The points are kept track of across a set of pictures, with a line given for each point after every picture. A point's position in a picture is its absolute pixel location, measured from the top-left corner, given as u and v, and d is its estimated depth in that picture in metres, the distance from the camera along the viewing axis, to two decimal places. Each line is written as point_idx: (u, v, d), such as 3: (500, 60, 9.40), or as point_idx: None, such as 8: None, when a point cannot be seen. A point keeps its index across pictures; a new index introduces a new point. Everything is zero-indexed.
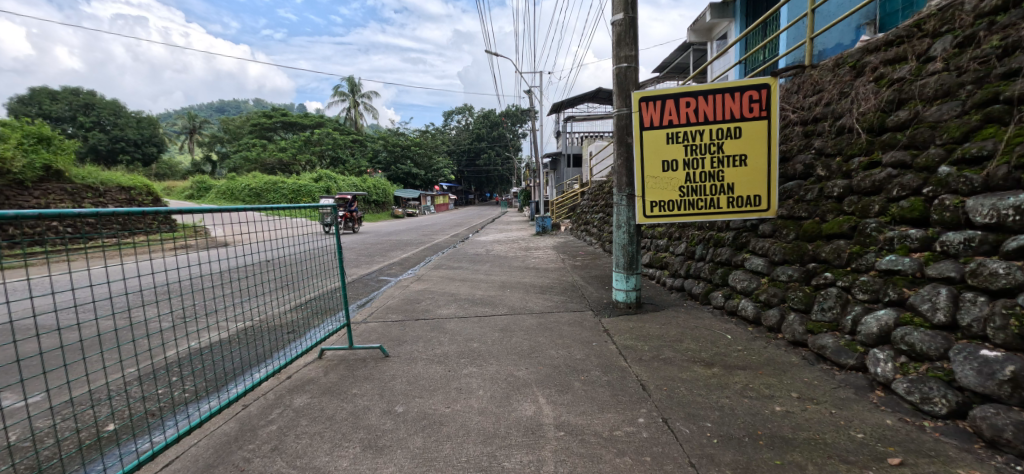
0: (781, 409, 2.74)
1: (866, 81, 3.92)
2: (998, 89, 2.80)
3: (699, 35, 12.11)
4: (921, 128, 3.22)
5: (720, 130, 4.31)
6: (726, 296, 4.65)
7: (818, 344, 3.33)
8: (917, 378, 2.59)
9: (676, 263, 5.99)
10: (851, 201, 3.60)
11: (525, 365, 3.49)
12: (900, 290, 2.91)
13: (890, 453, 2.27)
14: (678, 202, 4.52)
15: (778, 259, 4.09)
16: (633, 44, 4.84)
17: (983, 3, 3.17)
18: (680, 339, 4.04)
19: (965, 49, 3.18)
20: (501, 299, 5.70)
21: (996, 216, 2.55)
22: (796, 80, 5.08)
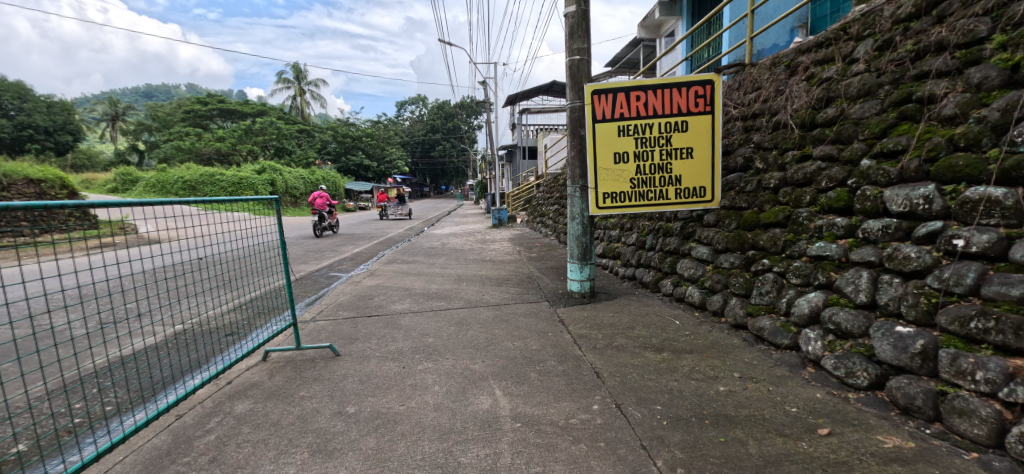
0: (724, 389, 2.90)
1: (799, 79, 4.19)
2: (911, 89, 3.07)
3: (649, 32, 12.46)
4: (846, 124, 3.48)
5: (668, 123, 4.45)
6: (675, 283, 4.86)
7: (757, 326, 3.55)
8: (843, 354, 2.82)
9: (628, 253, 6.19)
10: (785, 192, 3.84)
11: (480, 358, 3.48)
12: (828, 274, 3.15)
13: (821, 424, 2.46)
14: (629, 193, 4.63)
15: (721, 247, 4.31)
16: (584, 37, 4.90)
17: (899, 11, 3.46)
18: (632, 326, 4.18)
19: (883, 52, 3.45)
20: (457, 293, 5.65)
21: (908, 205, 2.78)
22: (737, 77, 5.35)
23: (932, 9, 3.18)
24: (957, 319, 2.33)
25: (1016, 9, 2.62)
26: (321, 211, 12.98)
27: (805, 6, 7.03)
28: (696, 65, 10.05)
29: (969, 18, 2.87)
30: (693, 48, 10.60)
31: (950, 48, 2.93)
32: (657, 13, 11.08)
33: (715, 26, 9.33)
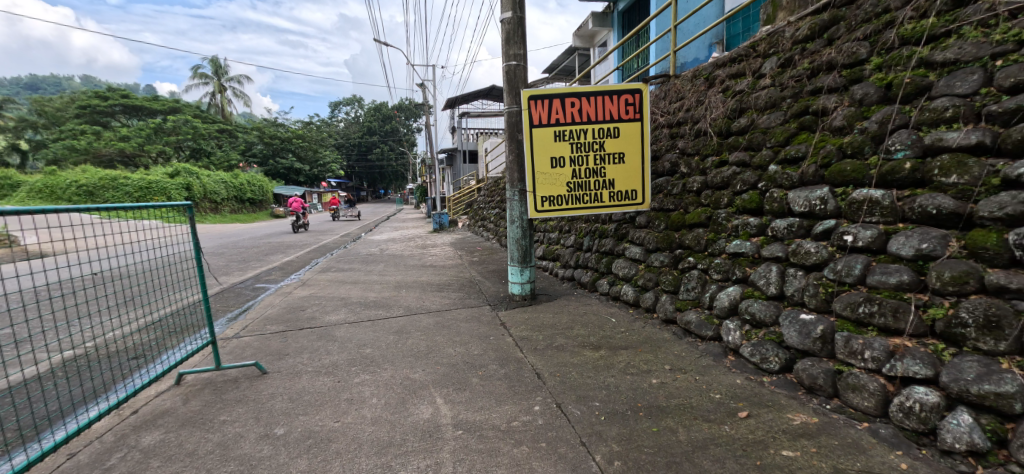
0: (656, 381, 3.06)
1: (716, 91, 4.54)
2: (808, 103, 3.43)
3: (584, 42, 12.92)
4: (756, 132, 3.81)
5: (601, 129, 4.63)
6: (610, 282, 5.06)
7: (684, 320, 3.79)
8: (758, 341, 3.09)
9: (567, 255, 6.35)
10: (707, 194, 4.14)
11: (421, 366, 3.41)
12: (744, 269, 3.43)
13: (740, 407, 2.67)
14: (566, 197, 4.74)
15: (652, 247, 4.55)
16: (520, 43, 4.98)
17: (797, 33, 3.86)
18: (571, 326, 4.29)
19: (785, 69, 3.83)
20: (396, 300, 5.50)
21: (808, 206, 3.10)
22: (663, 88, 5.69)
23: (823, 32, 3.56)
24: (849, 306, 2.63)
25: (888, 36, 3.01)
26: (297, 212, 16.25)
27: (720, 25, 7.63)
28: (627, 75, 10.55)
29: (852, 42, 3.25)
30: (624, 58, 11.13)
31: (838, 67, 3.31)
32: (590, 24, 11.52)
33: (643, 38, 9.87)
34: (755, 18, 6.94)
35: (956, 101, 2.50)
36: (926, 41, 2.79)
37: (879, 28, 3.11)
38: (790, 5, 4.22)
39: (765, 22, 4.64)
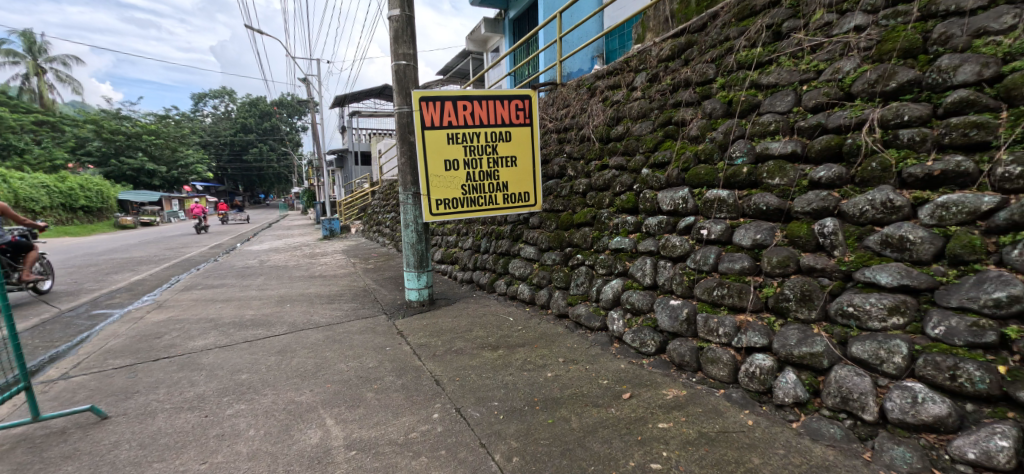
0: (551, 374, 3.21)
1: (597, 100, 4.91)
2: (671, 114, 3.87)
3: (478, 45, 13.07)
4: (631, 139, 4.20)
5: (493, 133, 4.71)
6: (507, 282, 5.18)
7: (575, 313, 4.03)
8: (637, 328, 3.40)
9: (465, 258, 6.37)
10: (591, 195, 4.45)
11: (308, 387, 3.15)
12: (624, 263, 3.76)
13: (625, 389, 2.92)
14: (461, 200, 4.71)
15: (544, 246, 4.76)
16: (410, 42, 4.86)
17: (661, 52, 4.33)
18: (470, 328, 4.31)
19: (653, 83, 4.28)
20: (278, 317, 5.01)
21: (673, 204, 3.49)
22: (551, 95, 5.98)
23: (681, 53, 4.05)
24: (706, 291, 3.02)
25: (729, 60, 3.52)
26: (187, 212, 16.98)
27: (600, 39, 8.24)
28: (518, 81, 10.89)
29: (703, 63, 3.74)
30: (515, 64, 11.46)
31: (693, 84, 3.78)
32: (482, 29, 11.66)
33: (534, 45, 10.26)
34: (629, 37, 7.64)
35: (777, 117, 3.02)
36: (756, 66, 3.32)
37: (722, 53, 3.63)
38: (656, 27, 4.72)
39: (636, 40, 5.13)
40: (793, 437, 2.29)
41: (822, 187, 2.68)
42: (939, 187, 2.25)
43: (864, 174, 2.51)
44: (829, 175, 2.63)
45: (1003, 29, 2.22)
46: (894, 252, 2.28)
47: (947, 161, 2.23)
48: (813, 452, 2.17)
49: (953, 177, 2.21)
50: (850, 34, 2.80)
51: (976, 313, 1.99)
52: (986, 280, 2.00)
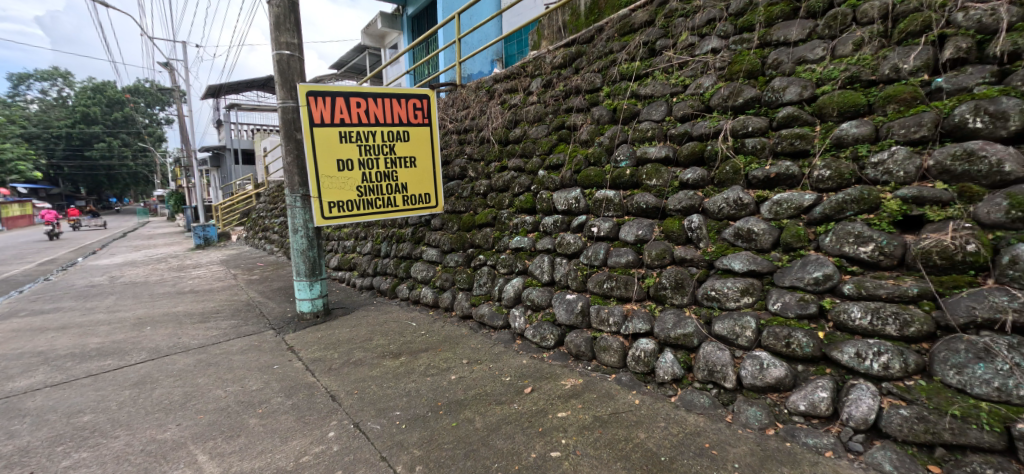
0: (455, 377, 3.20)
1: (495, 103, 5.01)
2: (564, 119, 4.08)
3: (371, 41, 12.40)
4: (528, 142, 4.35)
5: (391, 132, 4.47)
6: (410, 287, 5.05)
7: (479, 313, 4.06)
8: (537, 323, 3.54)
9: (364, 263, 6.06)
10: (491, 196, 4.52)
11: (176, 420, 2.76)
12: (524, 261, 3.89)
13: (526, 384, 3.02)
14: (357, 202, 4.38)
15: (447, 248, 4.72)
16: (294, 32, 4.49)
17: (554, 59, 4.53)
18: (370, 337, 4.12)
19: (547, 89, 4.46)
20: (137, 342, 4.31)
21: (567, 204, 3.69)
22: (451, 96, 5.94)
23: (572, 62, 4.28)
24: (598, 284, 3.25)
25: (613, 70, 3.81)
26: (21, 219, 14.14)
27: (499, 43, 8.41)
28: (419, 79, 10.64)
29: (592, 72, 4.00)
30: (414, 62, 11.19)
31: (583, 92, 4.02)
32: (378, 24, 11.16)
33: (432, 44, 10.12)
34: (526, 43, 7.87)
35: (653, 125, 3.35)
36: (636, 78, 3.63)
37: (607, 64, 3.91)
38: (550, 35, 4.93)
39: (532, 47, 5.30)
40: (672, 410, 2.57)
41: (690, 187, 3.04)
42: (775, 187, 2.68)
43: (721, 176, 2.89)
44: (695, 177, 2.99)
45: (818, 58, 2.70)
46: (744, 243, 2.66)
47: (780, 166, 2.65)
48: (688, 422, 2.45)
49: (784, 179, 2.63)
50: (708, 55, 3.22)
51: (802, 290, 2.39)
52: (808, 262, 2.40)
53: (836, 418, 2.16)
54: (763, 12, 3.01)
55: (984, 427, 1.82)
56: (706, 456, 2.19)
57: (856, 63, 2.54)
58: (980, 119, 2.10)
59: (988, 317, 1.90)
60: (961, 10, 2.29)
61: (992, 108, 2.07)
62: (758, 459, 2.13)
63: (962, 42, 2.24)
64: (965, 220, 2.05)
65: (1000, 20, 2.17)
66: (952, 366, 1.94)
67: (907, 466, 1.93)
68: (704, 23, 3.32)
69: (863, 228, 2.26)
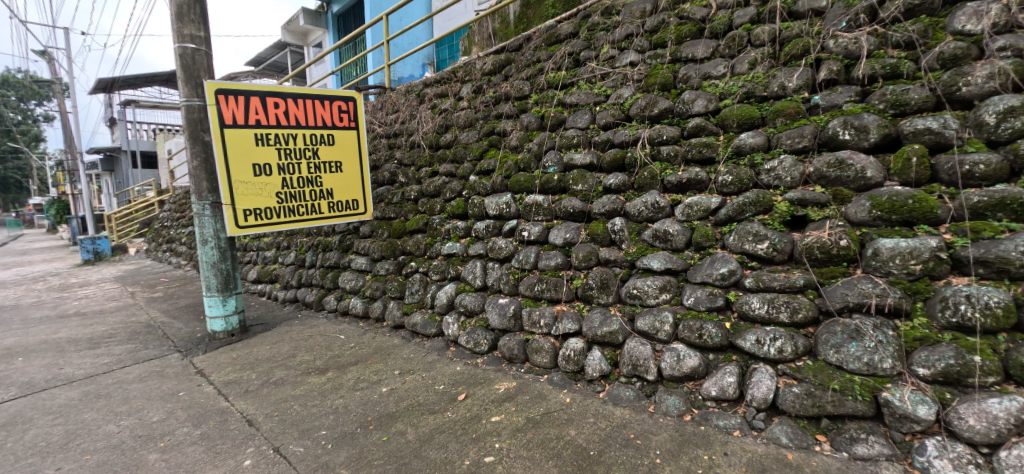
0: (386, 389, 3.10)
1: (426, 108, 4.95)
2: (494, 125, 4.13)
3: (298, 38, 11.41)
4: (459, 147, 4.34)
5: (313, 135, 4.16)
6: (338, 298, 4.82)
7: (411, 322, 3.97)
8: (471, 329, 3.54)
9: (286, 274, 5.69)
10: (423, 202, 4.45)
11: (55, 464, 2.42)
12: (456, 267, 3.86)
13: (460, 391, 3.00)
14: (276, 210, 4.04)
15: (377, 256, 4.57)
16: (199, 23, 4.12)
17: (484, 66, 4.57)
18: (293, 353, 3.88)
19: (477, 95, 4.49)
20: (5, 376, 3.71)
21: (498, 209, 3.73)
22: (380, 99, 5.77)
23: (501, 69, 4.35)
24: (529, 287, 3.32)
25: (541, 79, 3.91)
26: None
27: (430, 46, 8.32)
28: (346, 80, 10.23)
29: (520, 80, 4.09)
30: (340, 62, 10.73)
31: (512, 99, 4.10)
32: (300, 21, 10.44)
33: (360, 45, 9.77)
34: (458, 48, 7.86)
35: (578, 132, 3.49)
36: (562, 87, 3.76)
37: (535, 72, 4.01)
38: (480, 41, 4.97)
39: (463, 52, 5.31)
40: (600, 405, 2.68)
41: (613, 191, 3.20)
42: (687, 191, 2.90)
43: (640, 181, 3.07)
44: (617, 182, 3.16)
45: (721, 74, 2.96)
46: (661, 243, 2.85)
47: (690, 172, 2.87)
48: (614, 415, 2.58)
49: (694, 184, 2.86)
50: (627, 68, 3.43)
51: (711, 285, 2.60)
52: (716, 260, 2.62)
53: (741, 400, 2.38)
54: (674, 30, 3.26)
55: (858, 397, 2.10)
56: (631, 446, 2.32)
57: (751, 80, 2.83)
58: (848, 131, 2.42)
59: (857, 301, 2.20)
60: (832, 37, 2.63)
61: (857, 122, 2.40)
62: (677, 444, 2.29)
63: (834, 65, 2.58)
64: (839, 219, 2.35)
65: (862, 48, 2.53)
66: (832, 346, 2.21)
67: (800, 437, 2.17)
68: (623, 37, 3.52)
69: (760, 227, 2.52)
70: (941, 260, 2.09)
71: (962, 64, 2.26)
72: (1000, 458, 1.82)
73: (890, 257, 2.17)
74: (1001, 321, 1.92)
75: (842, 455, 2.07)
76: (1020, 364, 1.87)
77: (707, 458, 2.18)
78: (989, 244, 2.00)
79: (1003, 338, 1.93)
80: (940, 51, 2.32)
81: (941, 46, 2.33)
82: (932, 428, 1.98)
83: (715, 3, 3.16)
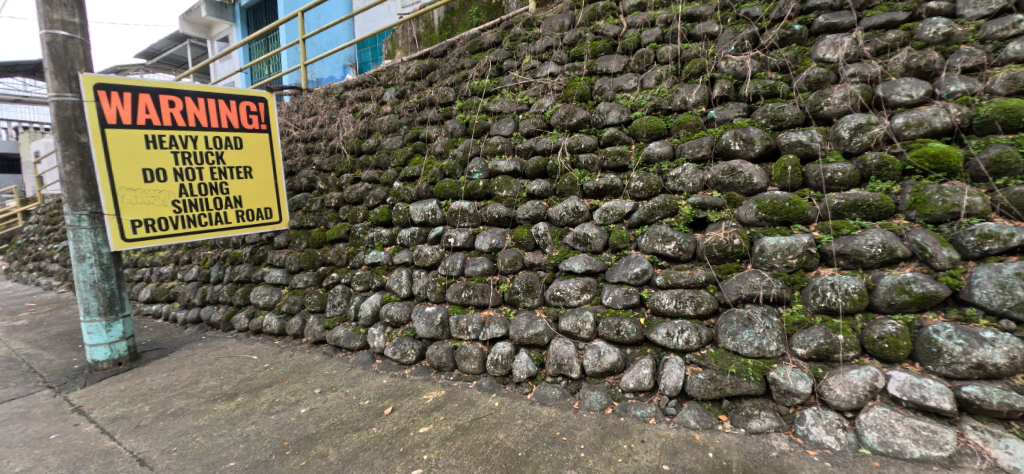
0: (305, 410, 2.92)
1: (346, 111, 4.77)
2: (418, 131, 4.08)
3: (197, 31, 10.32)
4: (382, 153, 4.23)
5: (217, 138, 3.80)
6: (249, 315, 4.45)
7: (334, 337, 3.77)
8: (397, 340, 3.44)
9: (188, 292, 5.14)
10: (344, 210, 4.27)
11: None
12: (381, 277, 3.74)
13: (386, 405, 2.90)
14: (172, 220, 3.63)
15: (294, 267, 4.29)
16: (73, 8, 3.63)
17: (407, 70, 4.50)
18: (196, 379, 3.52)
19: (401, 100, 4.41)
20: None
21: (424, 216, 3.68)
22: (295, 100, 5.45)
23: (425, 75, 4.31)
24: (456, 294, 3.31)
25: (465, 86, 3.94)
26: None
27: (352, 47, 8.05)
28: (257, 79, 9.53)
29: (444, 86, 4.08)
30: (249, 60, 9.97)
31: (436, 105, 4.08)
32: (201, 12, 9.51)
33: (272, 42, 9.16)
34: (380, 51, 7.67)
35: (502, 140, 3.57)
36: (486, 95, 3.82)
37: (459, 79, 4.03)
38: (404, 45, 4.89)
39: (385, 55, 5.19)
40: (528, 406, 2.74)
41: (536, 197, 3.30)
42: (604, 196, 3.07)
43: (561, 187, 3.20)
44: (539, 188, 3.26)
45: (631, 88, 3.19)
46: (581, 246, 2.99)
47: (606, 178, 3.04)
48: (541, 415, 2.65)
49: (610, 190, 3.04)
50: (547, 78, 3.56)
51: (627, 284, 2.78)
52: (630, 260, 2.80)
53: (656, 390, 2.56)
54: (590, 45, 3.45)
55: (751, 378, 2.35)
56: (557, 443, 2.40)
57: (657, 94, 3.08)
58: (738, 143, 2.72)
59: (749, 293, 2.47)
60: (723, 59, 2.95)
61: (745, 135, 2.70)
62: (600, 437, 2.41)
63: (726, 84, 2.89)
64: (733, 220, 2.63)
65: (747, 69, 2.86)
66: (729, 334, 2.46)
67: (705, 419, 2.38)
68: (543, 49, 3.66)
69: (668, 229, 2.73)
70: (812, 254, 2.41)
71: (824, 87, 2.65)
72: (860, 420, 2.15)
73: (773, 253, 2.46)
74: (857, 304, 2.27)
75: (740, 431, 2.31)
76: (872, 339, 2.21)
77: (626, 447, 2.31)
78: (847, 239, 2.36)
79: (859, 318, 2.28)
80: (807, 75, 2.70)
81: (808, 71, 2.71)
82: (809, 400, 2.27)
83: (626, 22, 3.40)
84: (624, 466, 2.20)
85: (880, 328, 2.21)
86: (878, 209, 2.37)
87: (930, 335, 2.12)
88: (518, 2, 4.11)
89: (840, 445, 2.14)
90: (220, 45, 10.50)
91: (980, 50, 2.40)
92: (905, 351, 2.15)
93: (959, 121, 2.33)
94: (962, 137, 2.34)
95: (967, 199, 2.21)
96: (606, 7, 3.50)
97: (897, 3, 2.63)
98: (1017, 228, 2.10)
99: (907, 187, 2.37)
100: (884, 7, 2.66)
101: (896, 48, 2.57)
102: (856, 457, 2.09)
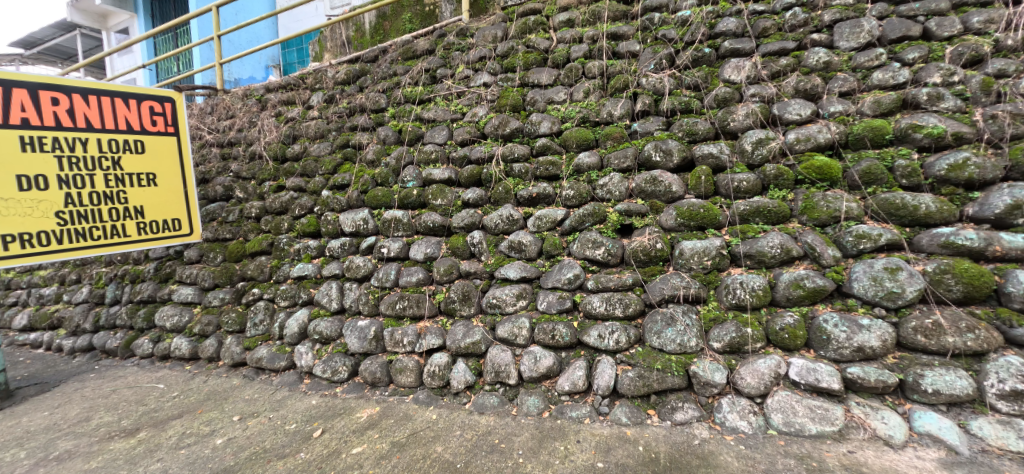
0: (222, 440, 2.69)
1: (268, 115, 4.50)
2: (348, 137, 3.94)
3: (92, 21, 9.17)
4: (308, 160, 4.02)
5: (113, 141, 3.40)
6: (154, 339, 4.00)
7: (256, 358, 3.50)
8: (327, 357, 3.27)
9: (77, 316, 4.52)
10: (266, 220, 3.99)
11: None
12: (309, 291, 3.54)
13: (315, 427, 2.74)
14: (55, 234, 3.18)
15: (208, 284, 3.94)
16: None
17: (336, 74, 4.35)
18: (88, 416, 3.11)
19: (330, 104, 4.24)
20: None
21: (355, 226, 3.55)
22: (209, 101, 5.04)
23: (356, 80, 4.19)
24: (390, 306, 3.22)
25: (397, 93, 3.87)
26: None
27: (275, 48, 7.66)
28: (165, 78, 8.72)
29: (376, 92, 3.99)
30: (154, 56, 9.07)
31: (368, 111, 3.98)
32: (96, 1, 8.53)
33: (184, 39, 8.45)
34: (307, 52, 7.33)
35: (436, 148, 3.54)
36: (419, 102, 3.79)
37: (391, 85, 3.96)
38: (333, 48, 4.73)
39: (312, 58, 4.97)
40: (466, 417, 2.72)
41: (471, 206, 3.31)
42: (538, 204, 3.14)
43: (495, 196, 3.23)
44: (474, 197, 3.28)
45: (562, 100, 3.32)
46: (516, 253, 3.04)
47: (539, 187, 3.12)
48: (480, 424, 2.64)
49: (543, 198, 3.12)
50: (481, 88, 3.61)
51: (561, 289, 2.86)
52: (563, 266, 2.89)
53: (590, 390, 2.66)
54: (522, 57, 3.55)
55: (675, 373, 2.52)
56: (496, 451, 2.40)
57: (585, 107, 3.23)
58: (658, 154, 2.92)
59: (671, 293, 2.65)
60: (644, 76, 3.16)
61: (664, 147, 2.91)
62: (538, 440, 2.45)
63: (647, 99, 3.10)
64: (655, 226, 2.81)
65: (665, 86, 3.09)
66: (655, 333, 2.61)
67: (635, 415, 2.51)
68: (477, 59, 3.72)
69: (597, 236, 2.87)
70: (723, 255, 2.64)
71: (730, 105, 2.93)
72: (767, 404, 2.37)
73: (691, 256, 2.67)
74: (762, 299, 2.52)
75: (667, 423, 2.46)
76: (775, 330, 2.46)
77: (563, 448, 2.37)
78: (753, 242, 2.61)
79: (764, 312, 2.53)
80: (716, 94, 2.97)
81: (716, 90, 2.99)
82: (725, 389, 2.47)
83: (555, 37, 3.55)
84: (561, 467, 2.26)
85: (781, 320, 2.47)
86: (776, 214, 2.65)
87: (821, 324, 2.40)
88: (450, 12, 4.24)
89: (752, 428, 2.35)
90: (119, 37, 9.46)
91: (853, 77, 2.79)
92: (801, 339, 2.42)
93: (838, 138, 2.68)
94: (841, 151, 2.69)
95: (846, 205, 2.54)
96: (536, 22, 3.64)
97: (788, 33, 2.99)
98: (884, 229, 2.45)
99: (799, 195, 2.67)
100: (777, 35, 3.02)
101: (788, 73, 2.92)
102: (765, 438, 2.31)
